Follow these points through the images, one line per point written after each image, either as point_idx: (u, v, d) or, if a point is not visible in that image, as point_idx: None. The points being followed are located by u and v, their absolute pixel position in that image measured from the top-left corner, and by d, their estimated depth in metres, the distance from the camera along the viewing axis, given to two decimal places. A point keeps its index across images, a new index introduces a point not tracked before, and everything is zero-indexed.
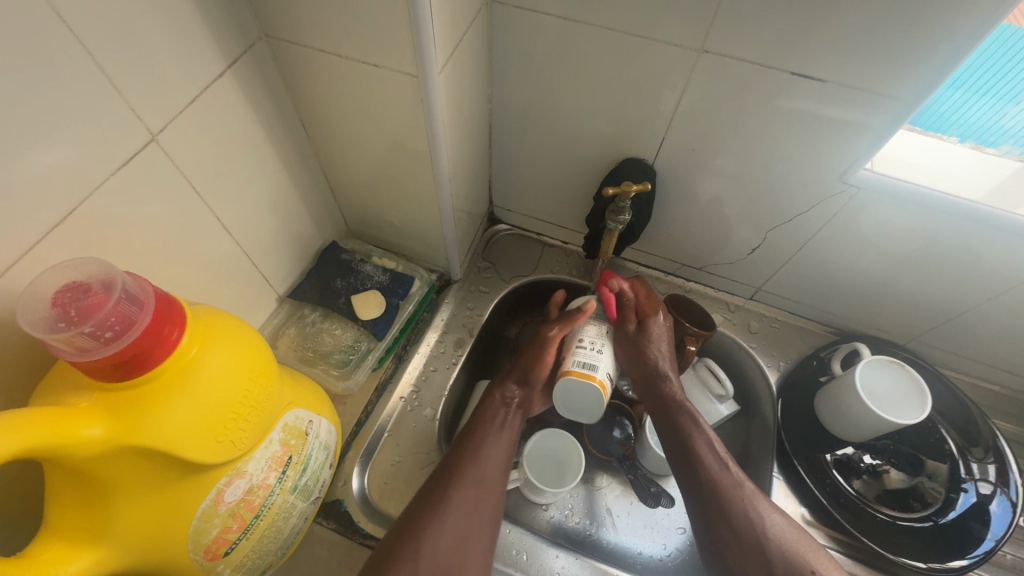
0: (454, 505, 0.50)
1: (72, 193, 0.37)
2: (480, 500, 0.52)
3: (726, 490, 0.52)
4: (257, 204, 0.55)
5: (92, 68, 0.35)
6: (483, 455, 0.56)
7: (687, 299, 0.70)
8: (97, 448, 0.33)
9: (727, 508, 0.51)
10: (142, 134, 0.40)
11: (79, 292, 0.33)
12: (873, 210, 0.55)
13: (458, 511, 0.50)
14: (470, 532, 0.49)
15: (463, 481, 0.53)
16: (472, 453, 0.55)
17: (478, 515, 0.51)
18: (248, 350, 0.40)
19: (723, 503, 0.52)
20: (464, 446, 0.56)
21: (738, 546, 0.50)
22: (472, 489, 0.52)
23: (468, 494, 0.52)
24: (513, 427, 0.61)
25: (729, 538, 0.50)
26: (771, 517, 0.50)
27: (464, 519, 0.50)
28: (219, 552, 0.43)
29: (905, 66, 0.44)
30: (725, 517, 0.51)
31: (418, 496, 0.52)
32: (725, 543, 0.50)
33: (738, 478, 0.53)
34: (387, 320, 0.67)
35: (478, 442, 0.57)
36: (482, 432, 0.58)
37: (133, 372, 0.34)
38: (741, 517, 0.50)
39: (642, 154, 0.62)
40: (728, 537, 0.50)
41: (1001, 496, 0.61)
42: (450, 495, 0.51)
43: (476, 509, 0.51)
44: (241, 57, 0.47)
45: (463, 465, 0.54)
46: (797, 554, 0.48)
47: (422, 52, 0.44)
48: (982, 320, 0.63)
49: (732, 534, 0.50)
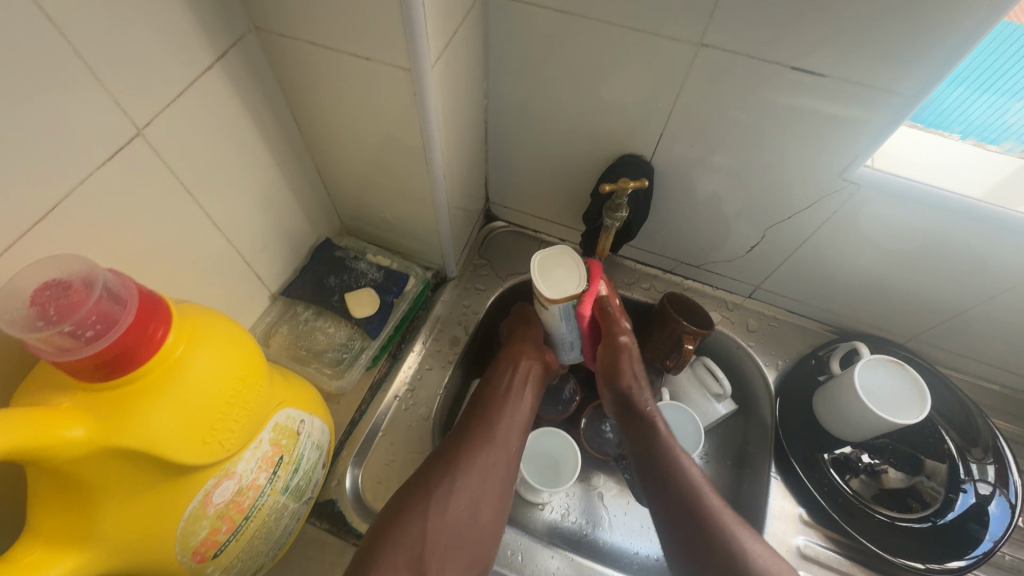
0: (468, 468, 0.55)
1: (54, 189, 0.36)
2: (494, 463, 0.57)
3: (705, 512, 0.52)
4: (249, 201, 0.54)
5: (75, 61, 0.34)
6: (501, 416, 0.60)
7: (686, 298, 0.68)
8: (79, 449, 0.32)
9: (704, 527, 0.51)
10: (128, 129, 0.39)
11: (60, 290, 0.32)
12: (873, 207, 0.55)
13: (473, 474, 0.55)
14: (482, 494, 0.55)
15: (478, 445, 0.57)
16: (487, 419, 0.60)
17: (491, 476, 0.56)
18: (235, 348, 0.40)
19: (701, 523, 0.52)
20: (483, 409, 0.61)
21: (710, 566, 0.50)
22: (487, 452, 0.57)
23: (484, 459, 0.56)
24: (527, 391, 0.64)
25: (704, 556, 0.50)
26: (754, 545, 0.50)
27: (476, 481, 0.55)
28: (207, 553, 0.42)
29: (907, 62, 0.43)
30: (702, 535, 0.51)
31: (436, 454, 0.57)
32: (698, 561, 0.51)
33: (715, 503, 0.53)
34: (381, 318, 0.66)
35: (494, 406, 0.61)
36: (499, 399, 0.62)
37: (116, 372, 0.33)
38: (720, 539, 0.50)
39: (640, 151, 0.61)
40: (701, 555, 0.51)
41: (999, 497, 0.60)
42: (469, 458, 0.56)
43: (492, 470, 0.56)
44: (230, 50, 0.46)
45: (479, 428, 0.59)
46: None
47: (415, 46, 0.43)
48: (983, 319, 0.62)
49: (706, 552, 0.50)
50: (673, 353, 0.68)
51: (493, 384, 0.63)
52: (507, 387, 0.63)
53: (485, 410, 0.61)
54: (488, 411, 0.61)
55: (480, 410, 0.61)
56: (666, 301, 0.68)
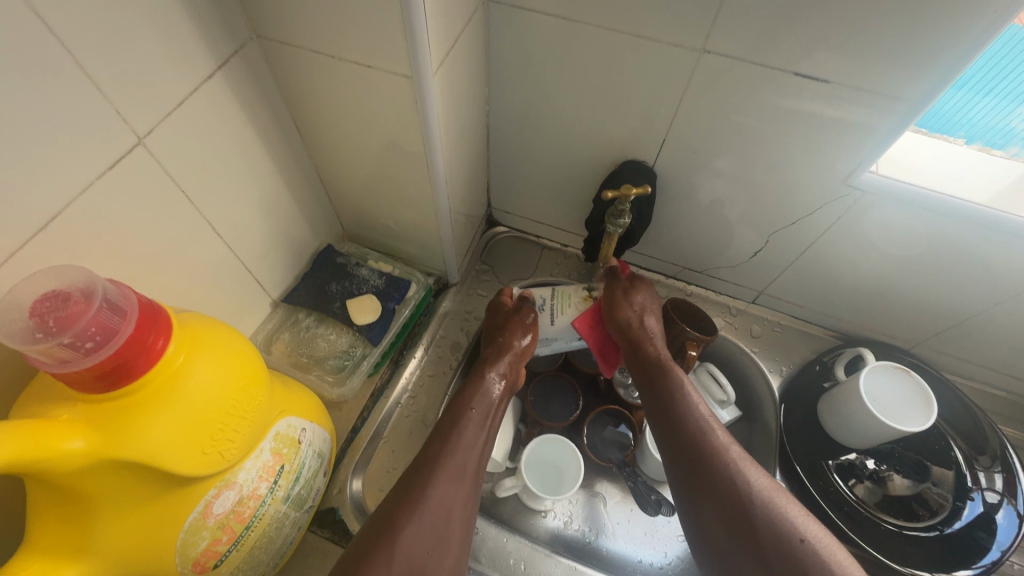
0: (433, 497, 0.46)
1: (54, 201, 0.36)
2: (460, 496, 0.48)
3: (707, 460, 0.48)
4: (250, 207, 0.54)
5: (76, 70, 0.34)
6: (471, 441, 0.53)
7: (689, 303, 0.68)
8: (77, 462, 0.31)
9: (711, 469, 0.48)
10: (129, 138, 0.39)
11: (58, 301, 0.32)
12: (877, 212, 0.54)
13: (436, 509, 0.46)
14: (447, 536, 0.46)
15: (444, 474, 0.49)
16: (454, 442, 0.51)
17: (457, 514, 0.47)
18: (236, 357, 0.39)
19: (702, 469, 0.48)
20: (450, 431, 0.52)
21: (717, 511, 0.46)
22: (455, 484, 0.49)
23: (448, 481, 0.48)
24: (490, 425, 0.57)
25: (714, 502, 0.47)
26: (759, 479, 0.47)
27: (441, 520, 0.46)
28: (208, 564, 0.42)
29: (911, 67, 0.43)
30: (709, 477, 0.48)
31: (399, 485, 0.48)
32: (704, 503, 0.47)
33: (721, 442, 0.49)
34: (383, 325, 0.66)
35: (463, 429, 0.53)
36: (467, 424, 0.54)
37: (116, 383, 0.33)
38: (730, 477, 0.47)
39: (643, 157, 0.61)
40: (707, 496, 0.47)
41: (1008, 507, 0.60)
42: (430, 492, 0.47)
43: (456, 505, 0.48)
44: (232, 57, 0.46)
45: (447, 454, 0.50)
46: (781, 512, 0.45)
47: (416, 53, 0.43)
48: (990, 325, 0.62)
49: (715, 497, 0.47)
50: (676, 360, 0.67)
51: (468, 403, 0.56)
52: (479, 413, 0.56)
53: (449, 430, 0.52)
54: (456, 436, 0.52)
55: (443, 432, 0.52)
56: (670, 306, 0.68)
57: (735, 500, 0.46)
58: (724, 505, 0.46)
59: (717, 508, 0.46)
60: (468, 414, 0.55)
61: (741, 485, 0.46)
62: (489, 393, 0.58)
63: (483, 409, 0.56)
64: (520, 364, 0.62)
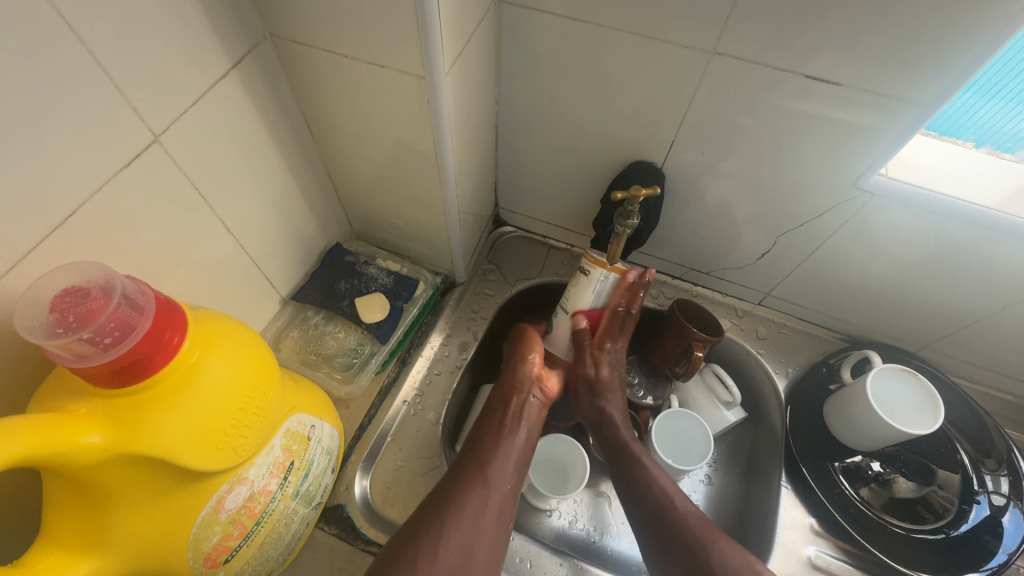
0: (460, 510, 0.49)
1: (72, 197, 0.36)
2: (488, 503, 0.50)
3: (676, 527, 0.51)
4: (260, 206, 0.55)
5: (95, 68, 0.34)
6: (501, 454, 0.56)
7: (696, 304, 0.68)
8: (94, 456, 0.32)
9: (673, 537, 0.51)
10: (145, 135, 0.40)
11: (79, 296, 0.32)
12: (886, 215, 0.54)
13: (465, 522, 0.48)
14: (472, 546, 0.47)
15: (472, 486, 0.51)
16: (480, 459, 0.55)
17: (487, 522, 0.49)
18: (249, 354, 0.40)
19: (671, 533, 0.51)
20: (478, 446, 0.56)
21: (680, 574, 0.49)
22: (481, 493, 0.51)
23: (476, 497, 0.50)
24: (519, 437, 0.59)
25: (676, 566, 0.50)
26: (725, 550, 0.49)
27: (466, 531, 0.47)
28: (219, 559, 0.42)
29: (923, 71, 0.43)
30: (675, 539, 0.51)
31: (431, 497, 0.51)
32: (666, 567, 0.51)
33: (684, 514, 0.52)
34: (391, 323, 0.66)
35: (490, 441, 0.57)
36: (489, 439, 0.57)
37: (132, 379, 0.33)
38: (693, 546, 0.50)
39: (651, 158, 0.61)
40: (670, 560, 0.50)
41: (1015, 509, 0.60)
42: (456, 504, 0.49)
43: (487, 511, 0.50)
44: (246, 56, 0.46)
45: (474, 466, 0.54)
46: None
47: (429, 54, 0.43)
48: (996, 328, 0.62)
49: (679, 560, 0.50)
50: (682, 361, 0.67)
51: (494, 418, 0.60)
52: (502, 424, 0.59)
53: (479, 447, 0.56)
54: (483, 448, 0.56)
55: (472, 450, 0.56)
56: (676, 307, 0.68)
57: (701, 566, 0.48)
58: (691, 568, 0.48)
59: (692, 573, 0.48)
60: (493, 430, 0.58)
61: (709, 550, 0.49)
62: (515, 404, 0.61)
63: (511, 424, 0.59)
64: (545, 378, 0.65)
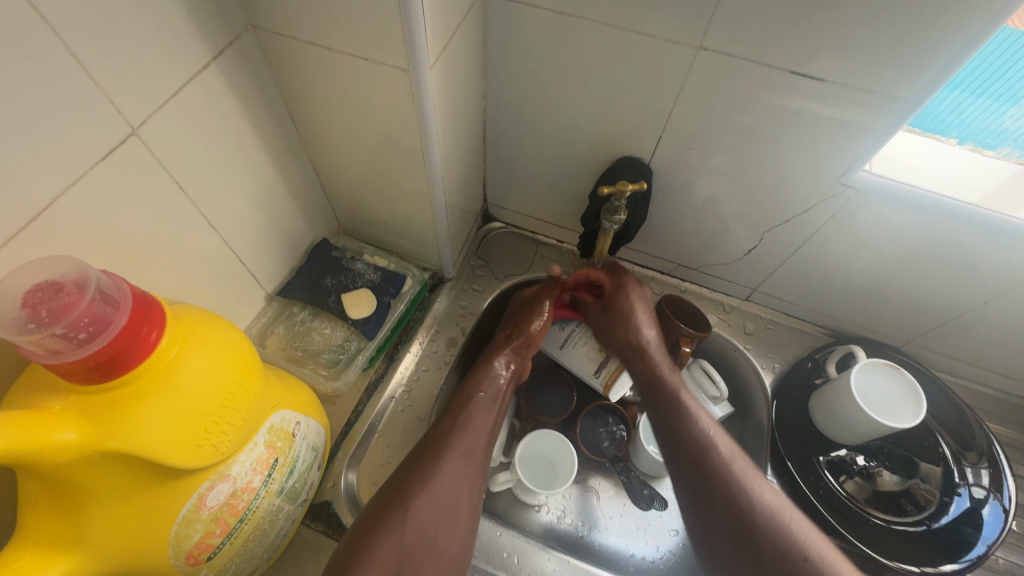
0: (443, 475, 0.51)
1: (44, 191, 0.35)
2: (470, 471, 0.53)
3: (719, 476, 0.52)
4: (243, 200, 0.54)
5: (68, 59, 0.34)
6: (477, 424, 0.56)
7: (683, 299, 0.68)
8: (70, 453, 0.31)
9: (715, 481, 0.51)
10: (122, 127, 0.39)
11: (51, 292, 0.31)
12: (871, 210, 0.55)
13: (447, 481, 0.50)
14: (458, 507, 0.50)
15: (454, 452, 0.53)
16: (466, 425, 0.55)
17: (466, 488, 0.52)
18: (230, 350, 0.39)
19: (710, 481, 0.52)
20: (461, 411, 0.56)
21: (720, 519, 0.50)
22: (463, 462, 0.53)
23: (456, 467, 0.52)
24: (499, 408, 0.59)
25: (718, 511, 0.50)
26: (765, 500, 0.50)
27: (451, 492, 0.50)
28: (201, 557, 0.42)
29: (906, 67, 0.43)
30: (713, 482, 0.51)
31: (410, 460, 0.52)
32: (710, 514, 0.51)
33: (727, 460, 0.52)
34: (378, 319, 0.66)
35: (473, 411, 0.56)
36: (473, 407, 0.57)
37: (111, 375, 0.33)
38: (734, 500, 0.50)
39: (638, 154, 0.61)
40: (713, 506, 0.51)
41: (994, 501, 0.60)
42: (443, 465, 0.51)
43: (464, 482, 0.52)
44: (227, 48, 0.45)
45: (458, 434, 0.54)
46: (783, 533, 0.48)
47: (413, 47, 0.42)
48: (979, 324, 0.63)
49: (716, 506, 0.51)
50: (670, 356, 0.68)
51: (478, 386, 0.59)
52: (490, 398, 0.59)
53: (459, 411, 0.56)
54: (467, 418, 0.56)
55: (456, 411, 0.56)
56: (665, 301, 0.68)
57: (742, 518, 0.49)
58: (726, 520, 0.50)
59: (729, 524, 0.49)
60: (478, 399, 0.58)
61: (743, 500, 0.50)
62: (496, 379, 0.60)
63: (491, 395, 0.59)
64: (528, 353, 0.64)
